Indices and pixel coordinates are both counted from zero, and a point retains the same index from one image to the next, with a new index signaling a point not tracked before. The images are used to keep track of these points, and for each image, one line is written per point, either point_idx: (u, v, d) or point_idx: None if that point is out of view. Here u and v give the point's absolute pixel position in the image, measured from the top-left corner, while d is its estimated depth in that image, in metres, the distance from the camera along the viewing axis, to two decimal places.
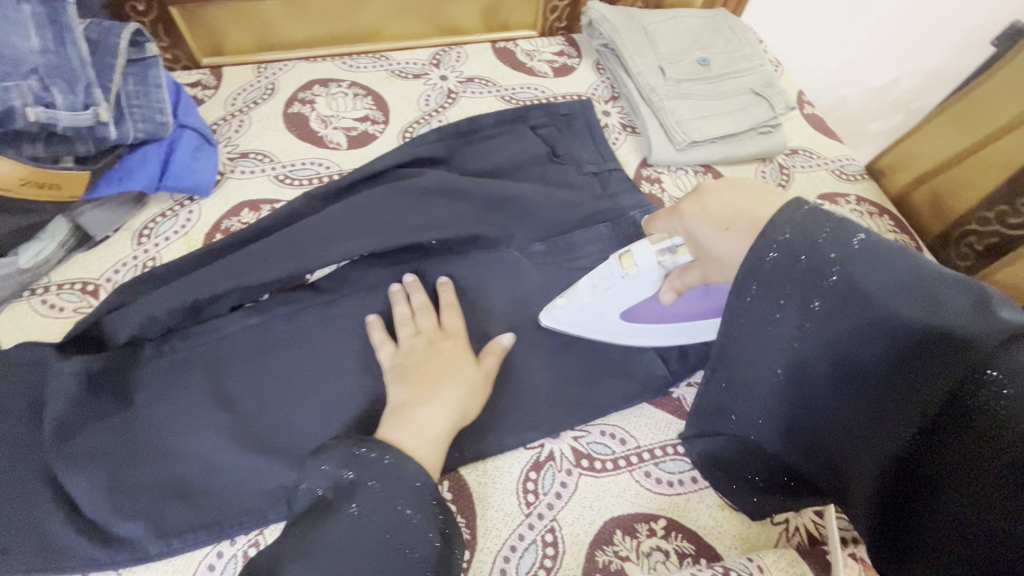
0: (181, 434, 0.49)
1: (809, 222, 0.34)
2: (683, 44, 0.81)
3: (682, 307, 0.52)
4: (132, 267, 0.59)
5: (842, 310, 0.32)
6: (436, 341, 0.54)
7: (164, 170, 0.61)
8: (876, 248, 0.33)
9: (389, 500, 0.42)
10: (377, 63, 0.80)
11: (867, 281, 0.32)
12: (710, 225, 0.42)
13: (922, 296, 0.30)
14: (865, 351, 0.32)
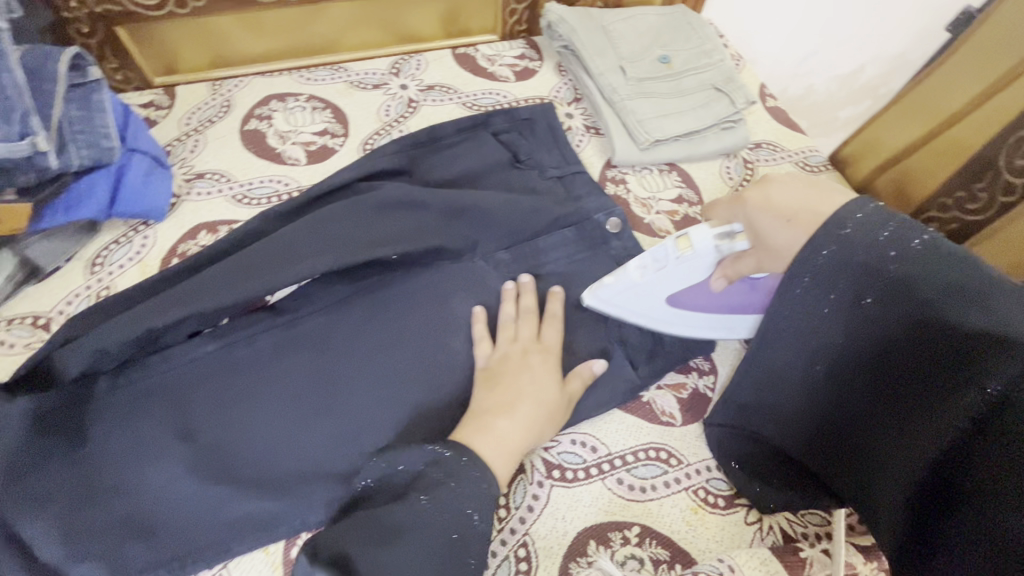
0: (142, 469, 0.48)
1: (869, 223, 0.39)
2: (644, 42, 0.80)
3: (727, 300, 0.53)
4: (86, 297, 0.58)
5: (895, 300, 0.37)
6: (531, 352, 0.54)
7: (115, 196, 0.59)
8: (934, 252, 0.37)
9: (460, 499, 0.43)
10: (336, 75, 0.79)
11: (923, 277, 0.36)
12: (772, 217, 0.44)
13: (972, 299, 0.34)
14: (913, 337, 0.36)
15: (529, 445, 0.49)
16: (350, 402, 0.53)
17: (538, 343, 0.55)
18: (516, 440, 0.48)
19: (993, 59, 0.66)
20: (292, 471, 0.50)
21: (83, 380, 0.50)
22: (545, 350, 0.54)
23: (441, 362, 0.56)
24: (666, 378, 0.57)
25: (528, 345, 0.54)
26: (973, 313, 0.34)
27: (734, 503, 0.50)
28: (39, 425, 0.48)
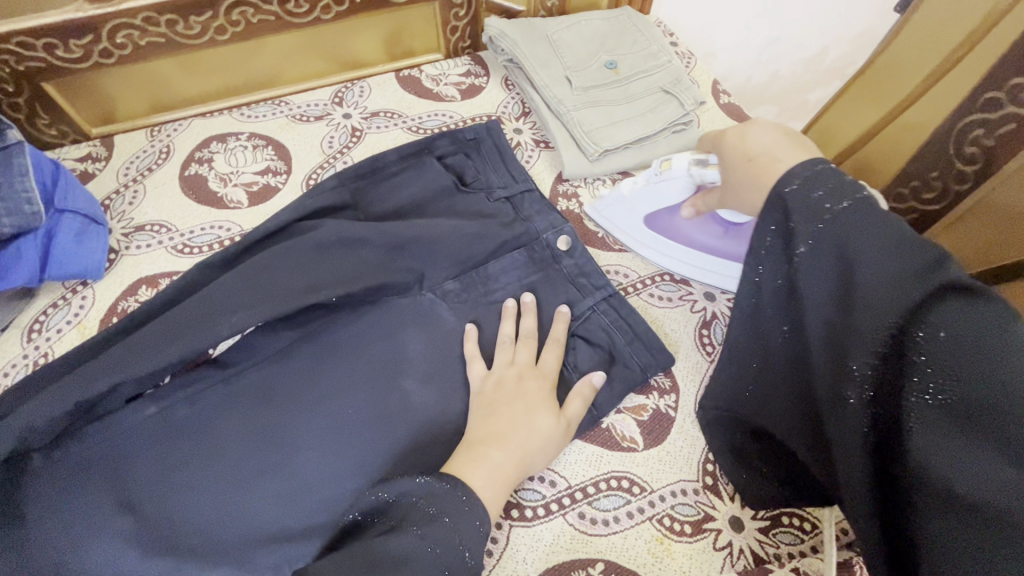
0: (82, 546, 0.46)
1: (810, 184, 0.38)
2: (590, 49, 0.79)
3: (701, 238, 0.61)
4: (23, 366, 0.56)
5: (820, 264, 0.36)
6: (527, 375, 0.53)
7: (45, 260, 0.58)
8: (867, 208, 0.36)
9: (455, 532, 0.41)
10: (277, 110, 0.78)
11: (851, 239, 0.35)
12: (739, 156, 0.46)
13: (902, 255, 0.34)
14: (840, 300, 0.35)
15: (518, 475, 0.47)
16: (298, 455, 0.51)
17: (535, 368, 0.54)
18: (510, 470, 0.47)
19: (931, 45, 0.65)
20: (240, 534, 0.48)
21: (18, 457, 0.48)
22: (497, 384, 0.52)
23: (392, 404, 0.54)
24: (626, 401, 0.55)
25: (525, 369, 0.54)
26: (898, 265, 0.33)
27: (701, 528, 0.48)
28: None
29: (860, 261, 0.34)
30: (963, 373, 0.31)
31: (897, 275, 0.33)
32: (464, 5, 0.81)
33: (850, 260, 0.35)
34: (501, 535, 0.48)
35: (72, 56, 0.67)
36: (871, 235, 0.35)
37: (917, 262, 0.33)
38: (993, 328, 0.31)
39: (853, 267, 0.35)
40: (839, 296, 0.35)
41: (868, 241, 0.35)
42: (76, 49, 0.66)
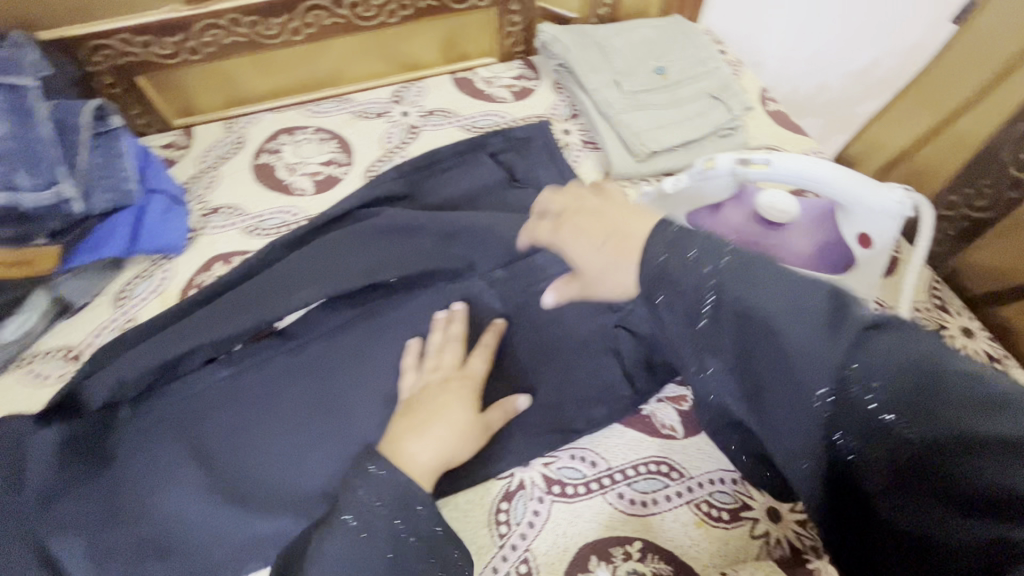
0: (159, 491, 0.50)
1: (678, 251, 0.36)
2: (638, 56, 0.81)
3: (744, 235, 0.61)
4: (112, 330, 0.61)
5: (731, 331, 0.34)
6: (452, 379, 0.53)
7: (136, 234, 0.64)
8: (745, 259, 0.35)
9: (409, 500, 0.44)
10: (341, 107, 0.83)
11: (751, 301, 0.33)
12: (592, 241, 0.49)
13: (801, 300, 0.32)
14: (764, 366, 0.33)
15: None
16: (356, 423, 0.54)
17: (461, 370, 0.54)
18: (438, 456, 0.48)
19: (987, 55, 0.67)
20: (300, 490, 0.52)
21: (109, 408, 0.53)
22: (423, 390, 0.52)
23: None
24: (666, 391, 0.57)
25: (450, 373, 0.54)
26: (800, 318, 0.32)
27: (738, 516, 0.49)
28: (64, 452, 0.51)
29: (770, 324, 0.33)
30: (905, 411, 0.29)
31: (805, 331, 0.32)
32: (519, 11, 0.85)
33: (758, 326, 0.33)
34: (543, 509, 0.50)
35: (165, 52, 0.73)
36: (760, 290, 0.33)
37: (814, 304, 0.32)
38: (914, 354, 0.30)
39: (768, 330, 0.33)
40: (761, 361, 0.33)
41: (762, 296, 0.33)
42: (169, 46, 0.73)
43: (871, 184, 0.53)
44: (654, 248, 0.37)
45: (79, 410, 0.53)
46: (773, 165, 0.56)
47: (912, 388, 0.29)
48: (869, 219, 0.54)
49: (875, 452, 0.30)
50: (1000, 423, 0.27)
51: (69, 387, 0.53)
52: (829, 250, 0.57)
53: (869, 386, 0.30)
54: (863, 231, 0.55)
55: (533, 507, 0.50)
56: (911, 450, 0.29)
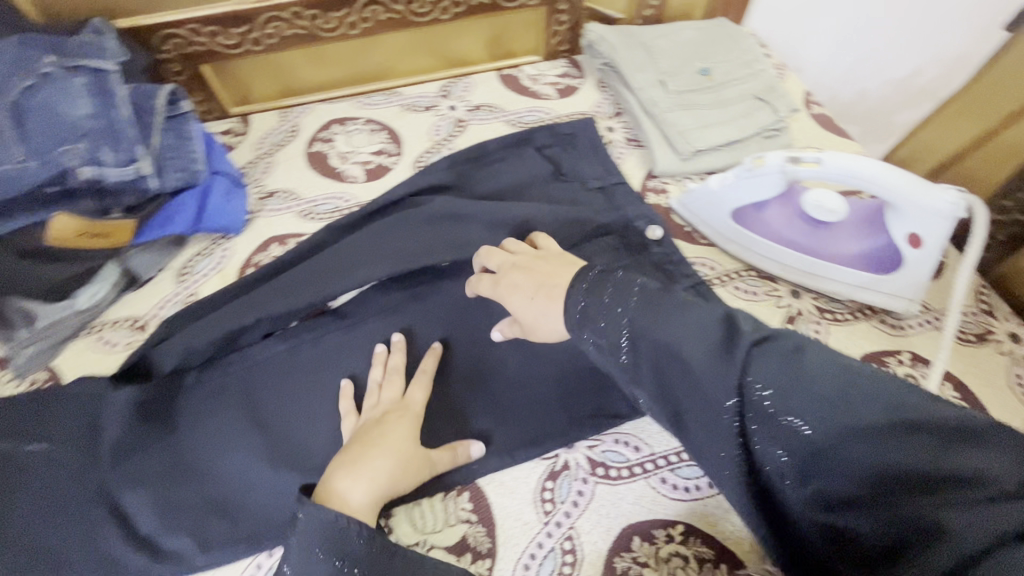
0: (222, 455, 0.53)
1: (595, 297, 0.43)
2: (684, 56, 0.82)
3: (790, 233, 0.62)
4: (175, 303, 0.64)
5: (644, 359, 0.39)
6: (390, 414, 0.53)
7: (200, 214, 0.67)
8: (652, 295, 0.40)
9: (342, 538, 0.42)
10: (391, 99, 0.86)
11: (659, 330, 0.38)
12: (521, 293, 0.51)
13: (698, 325, 0.37)
14: (677, 387, 0.37)
15: None
16: None
17: (401, 402, 0.54)
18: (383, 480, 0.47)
19: None
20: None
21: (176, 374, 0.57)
22: (365, 425, 0.52)
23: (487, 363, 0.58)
24: None
25: (390, 407, 0.54)
26: (696, 341, 0.36)
27: None
28: (134, 413, 0.54)
29: (674, 348, 0.37)
30: (799, 414, 0.32)
31: (703, 351, 0.35)
32: (567, 11, 0.87)
33: (667, 351, 0.37)
34: (587, 490, 0.52)
35: (228, 43, 0.77)
36: (666, 318, 0.38)
37: (708, 327, 0.36)
38: (796, 362, 0.33)
39: (675, 355, 0.37)
40: (675, 382, 0.37)
41: (668, 324, 0.38)
42: (233, 37, 0.76)
43: (925, 185, 0.53)
44: (575, 296, 0.44)
45: (149, 374, 0.57)
46: (825, 164, 0.55)
47: (801, 392, 0.32)
48: (920, 219, 0.55)
49: (778, 457, 0.33)
50: (876, 416, 0.30)
51: (139, 352, 0.57)
52: (880, 249, 0.59)
53: (762, 396, 0.33)
54: (914, 231, 0.56)
55: (577, 487, 0.52)
56: (812, 452, 0.32)
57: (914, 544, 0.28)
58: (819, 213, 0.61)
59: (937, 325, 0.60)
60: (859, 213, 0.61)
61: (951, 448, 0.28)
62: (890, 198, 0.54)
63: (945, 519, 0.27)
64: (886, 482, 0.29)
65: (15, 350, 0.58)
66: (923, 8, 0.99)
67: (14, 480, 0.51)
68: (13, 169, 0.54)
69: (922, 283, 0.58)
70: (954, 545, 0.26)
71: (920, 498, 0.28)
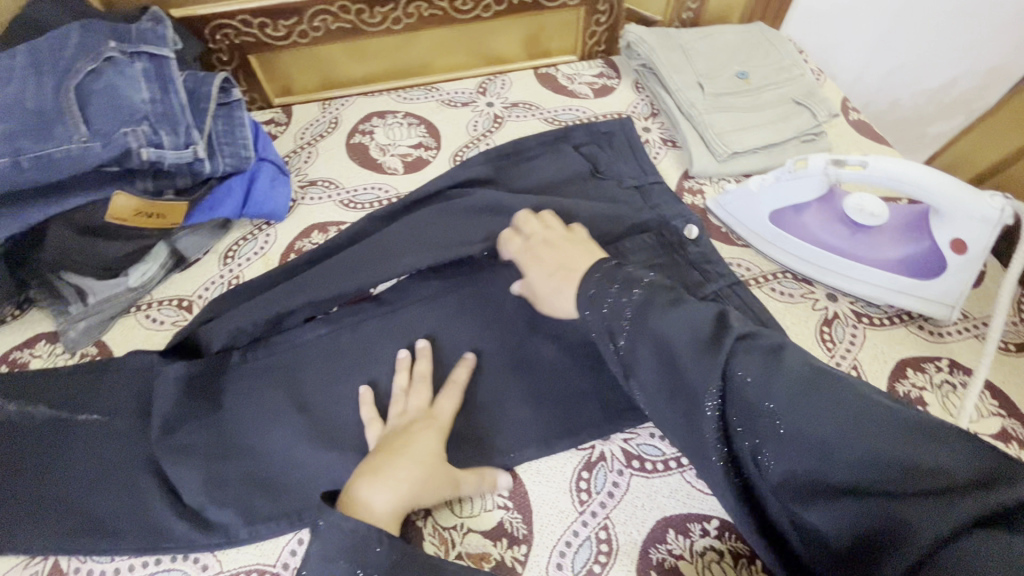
0: (263, 431, 0.55)
1: (603, 284, 0.46)
2: (722, 60, 0.83)
3: (828, 238, 0.62)
4: (220, 285, 0.66)
5: (641, 347, 0.42)
6: (417, 422, 0.52)
7: (246, 199, 0.69)
8: (653, 294, 0.43)
9: (364, 546, 0.41)
10: (429, 95, 0.87)
11: (653, 322, 0.41)
12: (541, 271, 0.55)
13: (692, 322, 0.40)
14: (667, 373, 0.40)
15: None
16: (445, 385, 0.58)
17: (428, 412, 0.53)
18: (406, 489, 0.46)
19: None
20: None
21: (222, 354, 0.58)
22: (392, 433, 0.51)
23: (524, 353, 0.59)
24: None
25: (416, 416, 0.53)
26: (688, 332, 0.40)
27: None
28: (182, 388, 0.56)
29: (667, 337, 0.40)
30: (776, 402, 0.35)
31: (692, 341, 0.39)
32: (606, 12, 0.88)
33: (662, 347, 0.40)
34: (622, 482, 0.52)
35: (276, 35, 0.79)
36: (664, 317, 0.41)
37: (701, 327, 0.40)
38: (777, 363, 0.36)
39: (666, 343, 0.40)
40: (665, 369, 0.40)
41: (666, 322, 0.41)
42: (281, 29, 0.78)
43: (969, 190, 0.53)
44: (588, 284, 0.47)
45: (197, 351, 0.59)
46: (869, 167, 0.55)
47: (781, 391, 0.35)
48: (963, 223, 0.54)
49: (756, 442, 0.36)
50: (846, 415, 0.33)
51: (187, 329, 0.59)
52: (922, 254, 0.58)
53: (743, 385, 0.37)
54: (957, 236, 0.55)
55: (612, 478, 0.53)
56: (787, 438, 0.35)
57: (879, 533, 0.31)
58: (861, 217, 0.60)
59: (978, 333, 0.60)
60: (904, 217, 0.60)
61: (912, 446, 0.31)
62: (935, 201, 0.54)
63: (905, 511, 0.30)
64: (853, 476, 0.32)
65: (69, 324, 0.61)
66: (962, 18, 0.98)
67: (70, 446, 0.54)
68: (77, 148, 0.54)
69: (963, 288, 0.57)
70: (913, 535, 0.30)
71: (883, 491, 0.31)
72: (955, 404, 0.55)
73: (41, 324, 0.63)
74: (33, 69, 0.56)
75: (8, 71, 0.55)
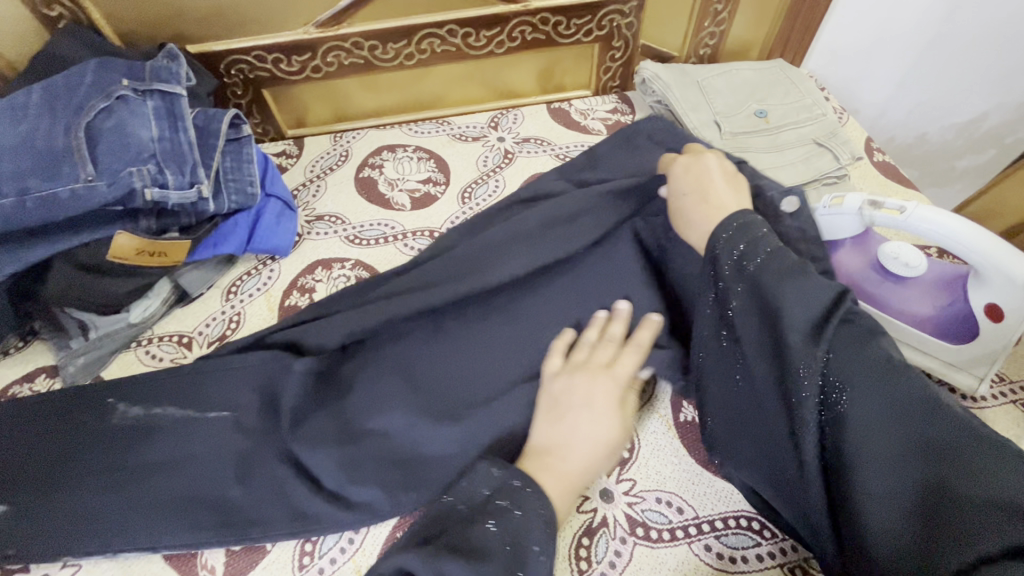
0: (251, 480, 0.52)
1: (733, 236, 0.45)
2: (740, 98, 0.81)
3: (859, 283, 0.59)
4: (221, 321, 0.66)
5: (749, 309, 0.42)
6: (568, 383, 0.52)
7: (251, 234, 0.68)
8: (779, 263, 0.42)
9: None
10: (440, 128, 0.87)
11: (767, 284, 0.41)
12: (687, 186, 0.55)
13: (808, 293, 0.40)
14: (764, 336, 0.41)
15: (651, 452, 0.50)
16: None
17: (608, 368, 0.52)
18: (575, 476, 0.47)
19: None
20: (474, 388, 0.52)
21: (326, 353, 0.58)
22: (564, 388, 0.52)
23: None
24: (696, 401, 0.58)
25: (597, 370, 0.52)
26: (798, 298, 0.40)
27: None
28: (206, 420, 0.54)
29: (776, 300, 0.40)
30: (857, 382, 0.36)
31: (797, 309, 0.39)
32: (622, 48, 0.87)
33: (772, 315, 0.40)
34: (624, 552, 0.49)
35: (289, 70, 0.79)
36: (784, 286, 0.40)
37: (817, 303, 0.39)
38: (864, 348, 0.37)
39: (772, 308, 0.40)
40: (762, 330, 0.41)
41: (783, 291, 0.40)
42: (295, 64, 0.79)
43: (1013, 253, 0.49)
44: (719, 237, 0.46)
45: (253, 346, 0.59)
46: (907, 214, 0.53)
47: (867, 378, 0.36)
48: (997, 288, 0.50)
49: (829, 415, 0.37)
50: (916, 408, 0.35)
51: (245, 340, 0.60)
52: (954, 315, 0.54)
53: (831, 362, 0.38)
54: (992, 301, 0.51)
55: (615, 546, 0.49)
56: (859, 417, 0.36)
57: (929, 529, 0.33)
58: (894, 266, 0.57)
59: (1016, 398, 0.56)
60: (942, 274, 0.57)
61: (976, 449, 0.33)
62: (973, 259, 0.50)
63: (959, 505, 0.32)
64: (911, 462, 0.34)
65: (67, 360, 0.61)
66: (994, 53, 0.94)
67: (48, 491, 0.52)
68: (82, 187, 0.55)
69: (992, 359, 0.53)
70: (967, 536, 0.31)
71: (941, 484, 0.33)
72: None
73: (42, 357, 0.63)
74: (46, 107, 0.56)
75: (23, 109, 0.56)
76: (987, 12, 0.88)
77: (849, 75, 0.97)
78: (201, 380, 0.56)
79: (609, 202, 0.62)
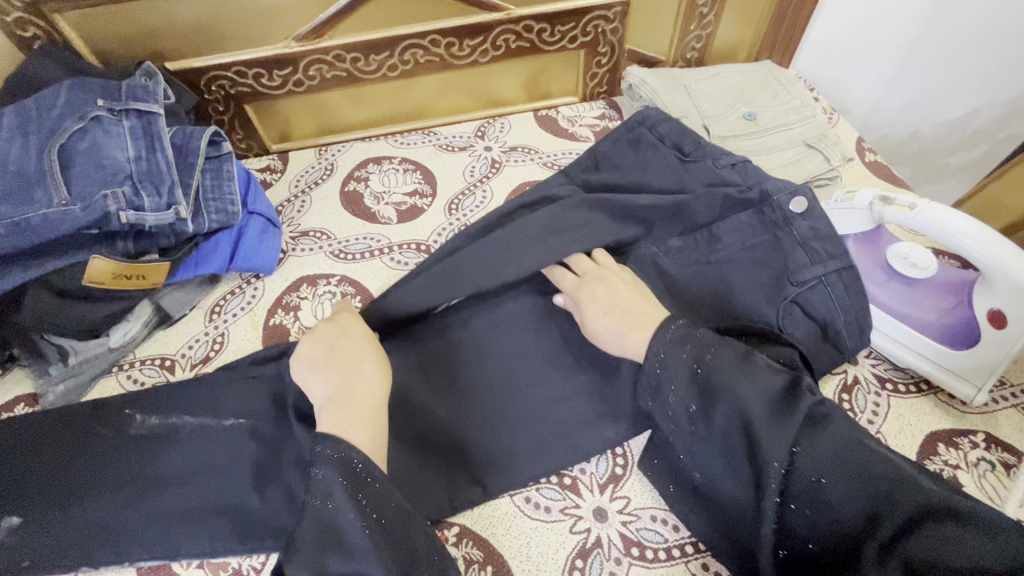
0: (245, 501, 0.50)
1: (672, 350, 0.44)
2: (728, 101, 0.80)
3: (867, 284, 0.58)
4: (204, 343, 0.64)
5: (710, 412, 0.41)
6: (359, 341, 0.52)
7: (233, 253, 0.67)
8: (727, 359, 0.42)
9: None
10: (426, 139, 0.86)
11: (723, 385, 0.41)
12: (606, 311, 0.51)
13: (763, 387, 0.41)
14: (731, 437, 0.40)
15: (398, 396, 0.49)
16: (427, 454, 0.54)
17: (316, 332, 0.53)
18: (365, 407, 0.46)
19: None
20: (377, 401, 0.47)
21: None
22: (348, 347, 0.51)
23: (512, 418, 0.55)
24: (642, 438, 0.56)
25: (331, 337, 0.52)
26: (756, 394, 0.40)
27: None
28: (187, 443, 0.53)
29: (738, 398, 0.40)
30: (825, 470, 0.37)
31: (760, 403, 0.40)
32: (607, 54, 0.86)
33: (738, 415, 0.40)
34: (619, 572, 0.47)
35: (271, 85, 0.78)
36: (738, 384, 0.41)
37: (775, 389, 0.40)
38: (826, 429, 0.38)
39: (736, 407, 0.40)
40: (731, 432, 0.40)
41: (742, 387, 0.41)
42: (277, 78, 0.77)
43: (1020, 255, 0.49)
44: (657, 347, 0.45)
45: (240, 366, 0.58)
46: (917, 212, 0.52)
47: (832, 462, 0.37)
48: (1003, 293, 0.49)
49: (805, 506, 0.38)
50: (880, 485, 0.35)
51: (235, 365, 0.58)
52: (955, 323, 0.54)
53: (798, 454, 0.38)
54: (997, 307, 0.50)
55: (610, 567, 0.48)
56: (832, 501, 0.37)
57: None
58: (902, 266, 0.57)
59: (1017, 403, 0.55)
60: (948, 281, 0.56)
61: (950, 524, 0.33)
62: (977, 260, 0.50)
63: None
64: (873, 538, 0.34)
65: (46, 387, 0.59)
66: (984, 49, 0.94)
67: (21, 520, 0.50)
68: (55, 212, 0.53)
69: (993, 368, 0.52)
70: None
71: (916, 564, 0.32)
72: (994, 486, 0.50)
73: (20, 386, 0.61)
74: (19, 130, 0.55)
75: None
76: (976, 9, 0.87)
77: (839, 75, 0.96)
78: (183, 404, 0.55)
79: (597, 212, 0.61)
